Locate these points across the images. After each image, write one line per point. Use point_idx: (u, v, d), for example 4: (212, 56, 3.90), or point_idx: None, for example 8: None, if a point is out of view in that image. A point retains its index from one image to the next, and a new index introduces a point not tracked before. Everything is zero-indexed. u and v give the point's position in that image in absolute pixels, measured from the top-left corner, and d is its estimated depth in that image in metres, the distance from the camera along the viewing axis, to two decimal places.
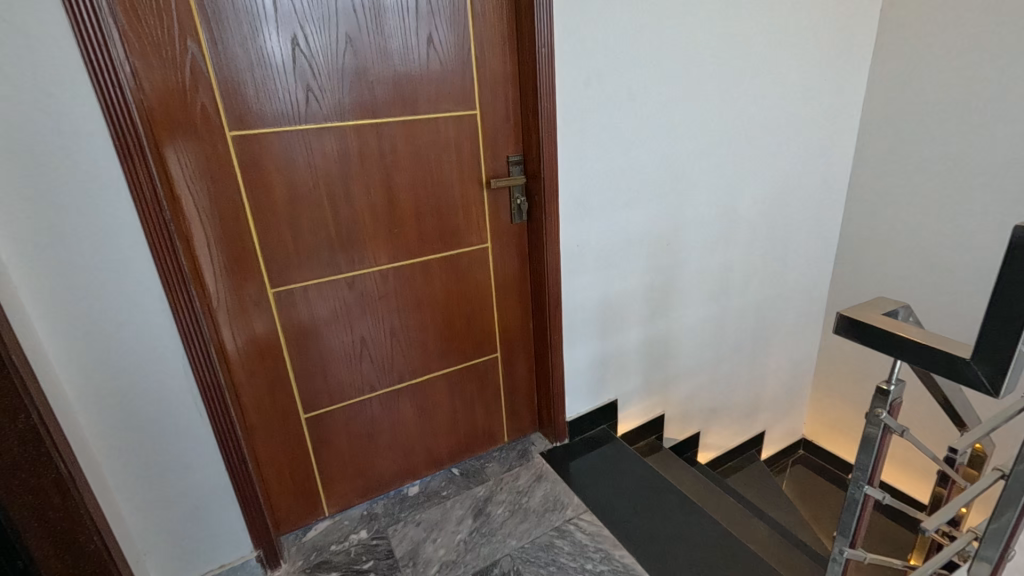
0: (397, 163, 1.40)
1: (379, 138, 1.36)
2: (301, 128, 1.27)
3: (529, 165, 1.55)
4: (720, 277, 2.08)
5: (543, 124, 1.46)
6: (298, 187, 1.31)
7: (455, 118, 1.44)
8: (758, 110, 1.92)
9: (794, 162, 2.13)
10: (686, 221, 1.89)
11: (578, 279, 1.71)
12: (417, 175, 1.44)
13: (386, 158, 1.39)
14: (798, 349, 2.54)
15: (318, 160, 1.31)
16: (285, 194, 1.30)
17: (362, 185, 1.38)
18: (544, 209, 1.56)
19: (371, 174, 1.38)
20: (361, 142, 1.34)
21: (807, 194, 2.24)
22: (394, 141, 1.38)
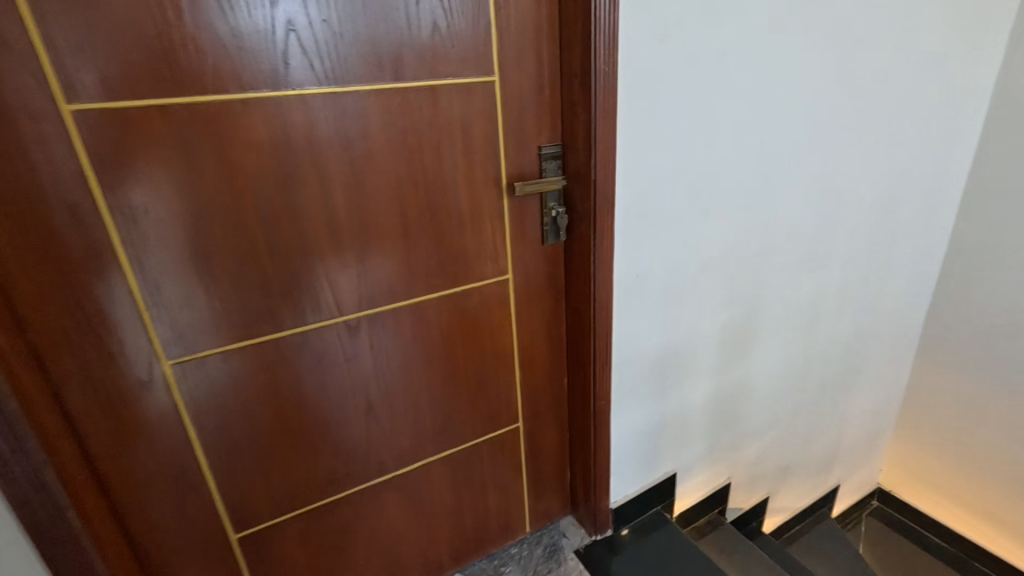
0: (372, 159, 0.90)
1: (340, 118, 0.85)
2: (206, 102, 0.76)
3: (571, 161, 1.04)
4: (811, 307, 1.58)
5: (597, 96, 0.95)
6: (209, 200, 0.80)
7: (461, 89, 0.93)
8: (882, 81, 1.38)
9: (915, 154, 1.59)
10: (777, 234, 1.38)
11: (635, 322, 1.22)
12: (402, 176, 0.93)
13: (354, 151, 0.88)
14: (886, 388, 2.04)
15: (241, 157, 0.80)
16: (189, 213, 0.79)
17: (314, 193, 0.87)
18: (592, 227, 1.06)
19: (329, 175, 0.87)
20: (309, 127, 0.84)
21: (925, 196, 1.70)
22: (365, 125, 0.88)
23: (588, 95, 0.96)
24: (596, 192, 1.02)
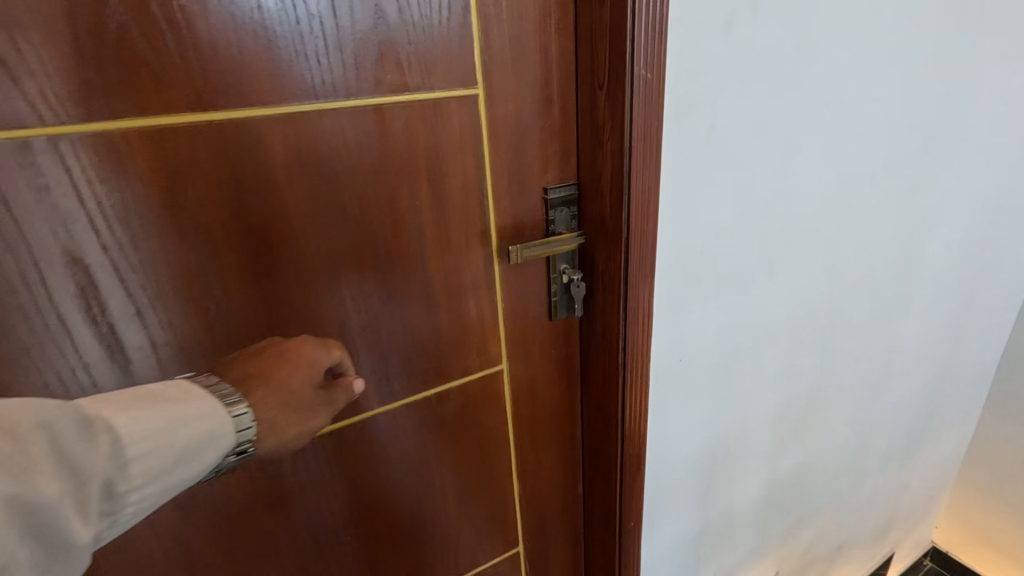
0: (286, 217, 0.57)
1: (227, 157, 0.53)
2: (16, 138, 0.45)
3: (591, 208, 0.72)
4: (882, 365, 1.27)
5: (633, 117, 0.63)
6: (102, 288, 0.52)
7: (425, 108, 0.60)
8: (998, 87, 1.05)
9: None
10: (853, 284, 1.07)
11: (674, 415, 0.90)
12: (336, 236, 0.61)
13: (285, 210, 0.57)
14: (952, 443, 1.73)
15: (145, 221, 0.51)
16: (73, 308, 0.51)
17: (190, 276, 0.55)
18: (622, 303, 0.74)
19: (213, 245, 0.55)
20: (225, 177, 0.54)
21: None
22: (300, 170, 0.57)
23: (621, 115, 0.63)
24: (628, 255, 0.70)
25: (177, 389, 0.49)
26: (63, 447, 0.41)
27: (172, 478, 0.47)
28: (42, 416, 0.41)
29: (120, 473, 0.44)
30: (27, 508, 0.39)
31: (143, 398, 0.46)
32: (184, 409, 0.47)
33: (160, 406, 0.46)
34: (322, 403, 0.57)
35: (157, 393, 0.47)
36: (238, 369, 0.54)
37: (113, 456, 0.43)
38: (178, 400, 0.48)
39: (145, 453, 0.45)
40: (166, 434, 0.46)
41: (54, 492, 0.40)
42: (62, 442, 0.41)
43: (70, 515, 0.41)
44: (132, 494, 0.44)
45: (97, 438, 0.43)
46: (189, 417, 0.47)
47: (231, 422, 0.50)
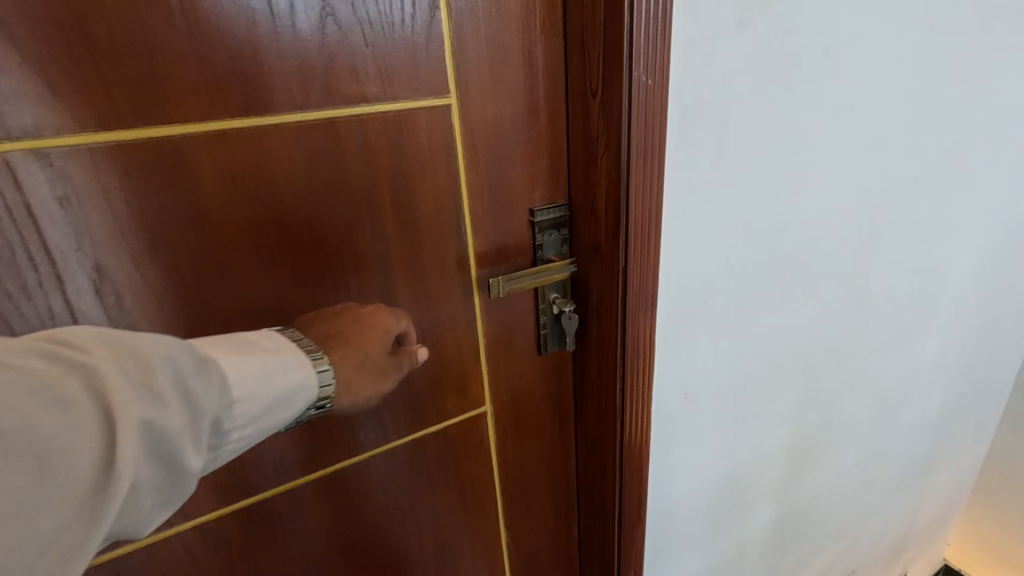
0: (304, 199, 0.50)
1: (224, 148, 0.46)
2: None
3: (585, 232, 0.63)
4: (899, 387, 1.19)
5: (631, 129, 0.54)
6: None
7: (389, 121, 0.51)
8: None
9: None
10: (870, 304, 0.98)
11: (678, 456, 0.82)
12: (370, 207, 0.53)
13: (226, 243, 0.49)
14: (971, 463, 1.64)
15: (83, 257, 0.44)
16: None
17: (215, 267, 0.49)
18: (620, 339, 0.65)
19: (237, 229, 0.49)
20: (160, 205, 0.45)
21: None
22: (244, 196, 0.48)
23: (617, 127, 0.54)
24: (627, 286, 0.62)
25: (274, 338, 0.47)
26: (184, 379, 0.40)
27: (269, 422, 0.45)
28: (164, 347, 0.40)
29: (226, 412, 0.42)
30: (149, 435, 0.38)
31: (245, 343, 0.45)
32: (279, 357, 0.46)
33: (260, 353, 0.45)
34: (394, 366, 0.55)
35: (257, 339, 0.46)
36: (317, 327, 0.51)
37: (221, 395, 0.42)
38: (275, 349, 0.46)
39: (248, 394, 0.43)
40: (263, 380, 0.44)
41: (177, 421, 0.39)
42: (183, 374, 0.40)
43: (186, 445, 0.40)
44: (232, 433, 0.43)
45: (210, 375, 0.41)
46: (283, 367, 0.45)
47: (316, 377, 0.47)
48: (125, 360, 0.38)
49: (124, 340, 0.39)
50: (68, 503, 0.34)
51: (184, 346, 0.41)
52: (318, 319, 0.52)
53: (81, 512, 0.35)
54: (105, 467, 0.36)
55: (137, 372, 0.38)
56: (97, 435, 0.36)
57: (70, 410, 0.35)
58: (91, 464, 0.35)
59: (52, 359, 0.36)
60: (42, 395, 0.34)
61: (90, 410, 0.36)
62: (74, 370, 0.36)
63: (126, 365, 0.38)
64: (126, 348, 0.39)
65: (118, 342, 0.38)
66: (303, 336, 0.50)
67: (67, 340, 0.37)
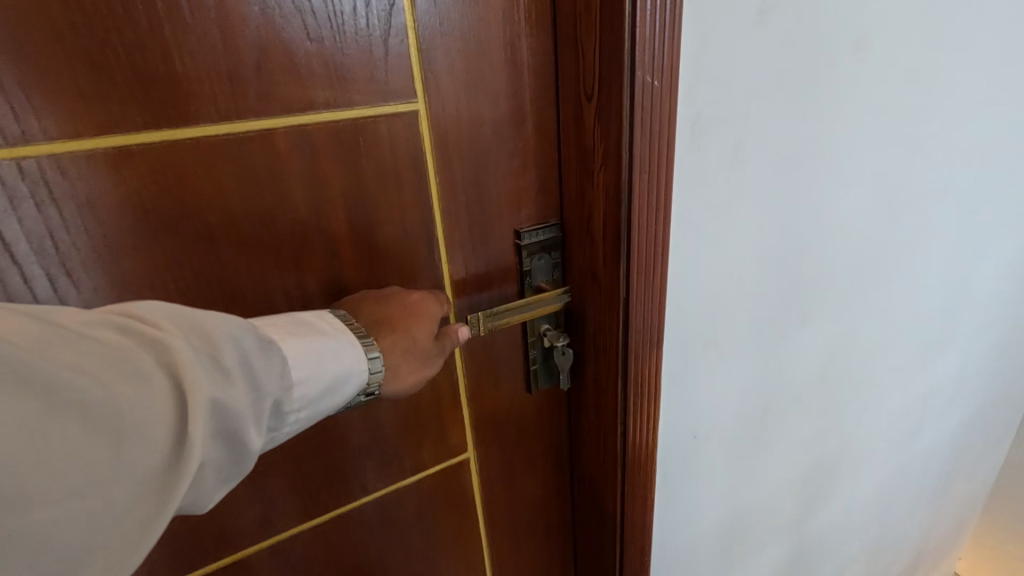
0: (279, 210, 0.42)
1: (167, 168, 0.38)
2: None
3: (580, 257, 0.55)
4: (918, 410, 1.10)
5: (634, 138, 0.45)
6: None
7: (341, 131, 0.42)
8: None
9: None
10: (891, 324, 0.90)
11: (685, 500, 0.73)
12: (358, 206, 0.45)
13: (141, 291, 0.40)
14: (993, 481, 1.56)
15: None
16: None
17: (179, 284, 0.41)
18: (620, 380, 0.56)
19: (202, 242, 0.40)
20: (53, 248, 0.36)
21: None
22: (159, 232, 0.39)
23: (618, 137, 0.45)
24: (629, 322, 0.53)
25: (331, 315, 0.42)
26: (247, 359, 0.35)
27: (328, 407, 0.40)
28: (226, 321, 0.35)
29: (287, 395, 0.37)
30: (214, 416, 0.34)
31: (303, 320, 0.40)
32: (339, 338, 0.40)
33: (320, 332, 0.40)
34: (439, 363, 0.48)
35: (316, 315, 0.41)
36: (367, 310, 0.45)
37: (283, 376, 0.37)
38: (334, 328, 0.41)
39: (309, 376, 0.38)
40: (319, 363, 0.39)
41: (241, 402, 0.35)
42: (247, 352, 0.36)
43: (249, 428, 0.35)
44: (291, 418, 0.38)
45: (272, 355, 0.37)
46: (342, 349, 0.40)
47: (368, 363, 0.42)
48: (190, 335, 0.34)
49: (189, 313, 0.35)
50: (136, 485, 0.30)
51: (245, 322, 0.36)
52: (366, 301, 0.45)
53: (148, 495, 0.31)
54: (174, 447, 0.32)
55: (204, 348, 0.34)
56: (165, 414, 0.32)
57: (142, 383, 0.31)
58: (158, 444, 0.31)
59: (121, 329, 0.32)
60: (112, 368, 0.30)
61: (157, 386, 0.32)
62: (142, 343, 0.32)
63: (193, 340, 0.34)
64: (191, 322, 0.34)
65: (183, 314, 0.34)
66: (353, 318, 0.44)
67: (135, 309, 0.34)
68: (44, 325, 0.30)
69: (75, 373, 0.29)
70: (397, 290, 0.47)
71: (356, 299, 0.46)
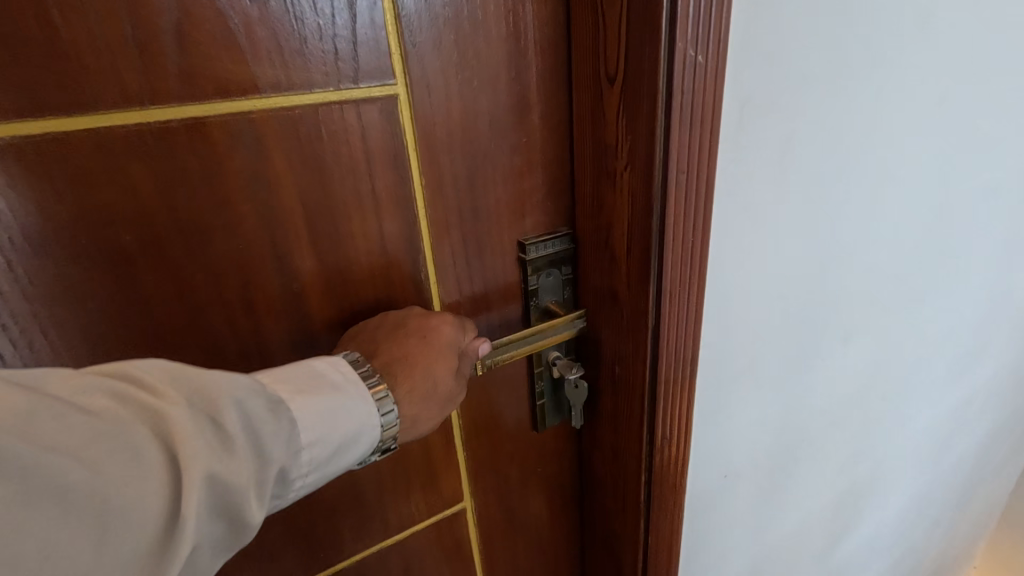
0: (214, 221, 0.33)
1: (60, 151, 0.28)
2: None
3: (596, 274, 0.45)
4: (949, 427, 1.02)
5: (671, 134, 0.35)
6: None
7: (296, 119, 0.33)
8: None
9: None
10: (929, 338, 0.82)
11: (710, 544, 0.65)
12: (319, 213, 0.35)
13: (28, 336, 0.30)
14: (1020, 497, 1.48)
15: None
16: None
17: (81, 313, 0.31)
18: (645, 423, 0.46)
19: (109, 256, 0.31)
20: None
21: None
22: (57, 253, 0.29)
23: (648, 130, 0.35)
24: (656, 356, 0.43)
25: (345, 360, 0.34)
26: (252, 426, 0.28)
27: (338, 470, 0.33)
28: (231, 376, 0.28)
29: (296, 463, 0.30)
30: (211, 495, 0.26)
31: (313, 369, 0.32)
32: (355, 394, 0.33)
33: (333, 385, 0.32)
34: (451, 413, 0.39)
35: (329, 362, 0.33)
36: (386, 349, 0.37)
37: (293, 439, 0.30)
38: (350, 380, 0.33)
39: (319, 439, 0.31)
40: (333, 419, 0.31)
41: (246, 476, 0.27)
42: (253, 417, 0.28)
43: (253, 506, 0.27)
44: (299, 488, 0.31)
45: (280, 418, 0.29)
46: (355, 406, 0.32)
47: (381, 418, 0.34)
48: (190, 398, 0.27)
49: (189, 369, 0.27)
50: None
51: (251, 380, 0.29)
52: (382, 336, 0.37)
53: None
54: (164, 539, 0.24)
55: (206, 415, 0.26)
56: (153, 503, 0.24)
57: (130, 458, 0.24)
58: (142, 541, 0.24)
59: (107, 392, 0.25)
60: (94, 444, 0.23)
61: (149, 460, 0.24)
62: (133, 410, 0.25)
63: (194, 405, 0.26)
64: (190, 381, 0.27)
65: (181, 372, 0.27)
66: (369, 361, 0.36)
67: (126, 366, 0.26)
68: (12, 391, 0.22)
69: (51, 452, 0.22)
70: (417, 314, 0.39)
71: (357, 343, 0.37)
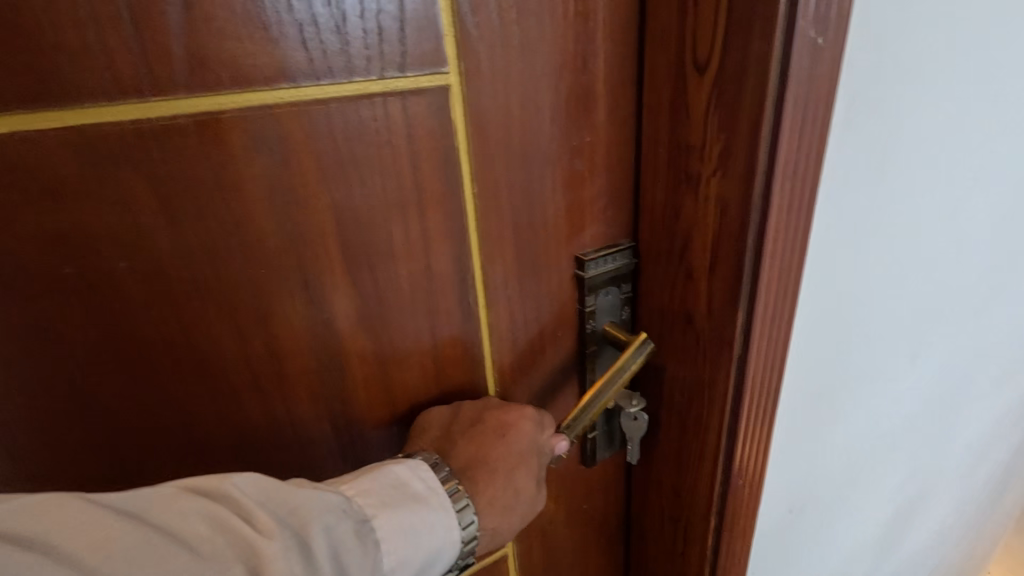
0: (229, 238, 0.26)
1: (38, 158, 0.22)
2: None
3: (663, 291, 0.39)
4: (995, 435, 0.96)
5: (779, 134, 0.29)
6: None
7: (331, 114, 0.27)
8: None
9: None
10: (1002, 349, 0.74)
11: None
12: (357, 226, 0.29)
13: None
14: None
15: None
16: None
17: (74, 357, 0.25)
18: (719, 458, 0.41)
19: (103, 287, 0.24)
20: None
21: None
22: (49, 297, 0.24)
23: (751, 130, 0.30)
24: (739, 390, 0.37)
25: (426, 463, 0.29)
26: (336, 557, 0.25)
27: None
28: (321, 500, 0.25)
29: None
30: None
31: (398, 475, 0.28)
32: (439, 508, 0.28)
33: (416, 498, 0.27)
34: (510, 460, 0.33)
35: (411, 466, 0.28)
36: (461, 448, 0.32)
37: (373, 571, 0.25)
38: (434, 489, 0.28)
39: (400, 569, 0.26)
40: (414, 547, 0.26)
41: None
42: (337, 546, 0.25)
43: None
44: None
45: (366, 546, 0.25)
46: (439, 526, 0.27)
47: (462, 532, 0.29)
48: (283, 523, 0.24)
49: (283, 488, 0.24)
50: None
51: (342, 499, 0.25)
52: (462, 430, 0.33)
53: None
54: None
55: (294, 545, 0.24)
56: None
57: None
58: None
59: (203, 518, 0.22)
60: None
61: None
62: (227, 540, 0.22)
63: (284, 533, 0.23)
64: (283, 504, 0.24)
65: (275, 494, 0.24)
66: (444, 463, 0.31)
67: (224, 482, 0.23)
68: (117, 520, 0.21)
69: None
70: (495, 407, 0.34)
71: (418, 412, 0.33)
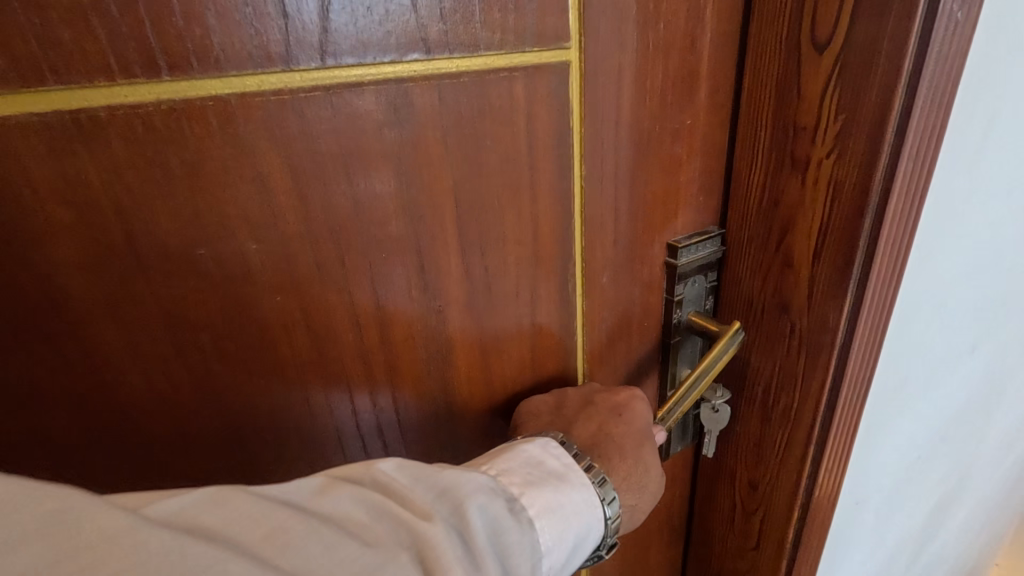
0: (354, 217, 0.25)
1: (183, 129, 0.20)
2: None
3: (754, 278, 0.38)
4: None
5: (913, 107, 0.28)
6: None
7: (460, 87, 0.25)
8: None
9: None
10: None
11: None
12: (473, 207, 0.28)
13: (121, 370, 0.23)
14: None
15: None
16: None
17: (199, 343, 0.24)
18: (807, 447, 0.40)
19: (232, 269, 0.23)
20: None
21: None
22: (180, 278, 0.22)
23: (879, 109, 0.29)
24: (839, 377, 0.37)
25: (554, 440, 0.29)
26: (496, 536, 0.23)
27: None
28: (468, 479, 0.24)
29: None
30: None
31: (527, 454, 0.28)
32: (579, 484, 0.28)
33: (554, 474, 0.27)
34: (618, 452, 0.32)
35: (541, 444, 0.29)
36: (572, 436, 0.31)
37: (533, 550, 0.24)
38: (568, 466, 0.28)
39: (553, 546, 0.25)
40: (563, 521, 0.26)
41: None
42: (494, 525, 0.24)
43: None
44: None
45: (522, 524, 0.24)
46: (579, 499, 0.27)
47: (605, 509, 0.29)
48: (437, 503, 0.23)
49: (430, 469, 0.24)
50: None
51: (486, 478, 0.25)
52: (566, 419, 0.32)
53: None
54: None
55: (455, 526, 0.22)
56: None
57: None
58: None
59: (361, 501, 0.22)
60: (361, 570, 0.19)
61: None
62: (390, 523, 0.22)
63: (443, 513, 0.23)
64: (434, 484, 0.24)
65: (424, 474, 0.24)
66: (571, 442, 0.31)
67: (371, 468, 0.23)
68: (287, 509, 0.20)
69: None
70: (598, 394, 0.34)
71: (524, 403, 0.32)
